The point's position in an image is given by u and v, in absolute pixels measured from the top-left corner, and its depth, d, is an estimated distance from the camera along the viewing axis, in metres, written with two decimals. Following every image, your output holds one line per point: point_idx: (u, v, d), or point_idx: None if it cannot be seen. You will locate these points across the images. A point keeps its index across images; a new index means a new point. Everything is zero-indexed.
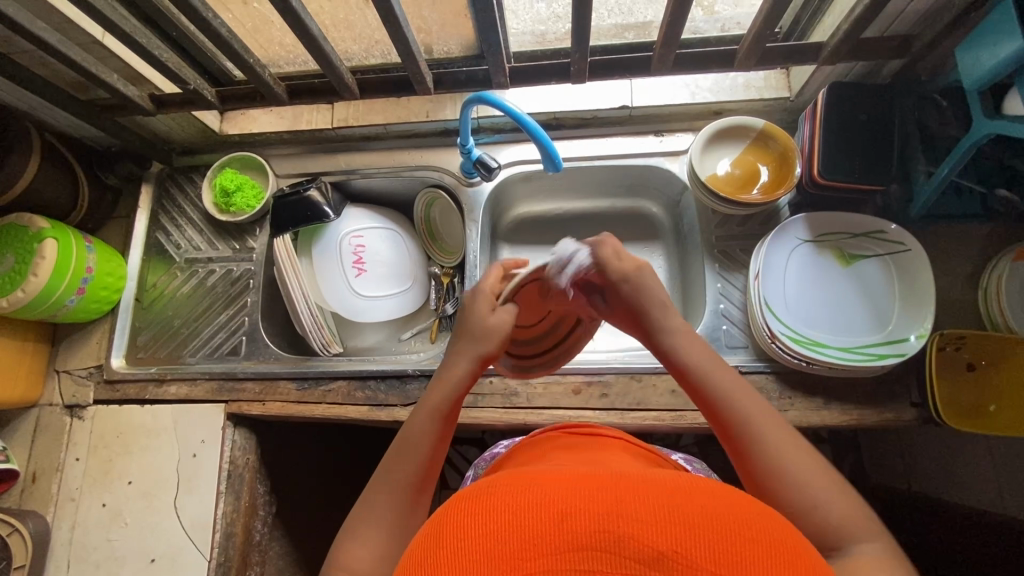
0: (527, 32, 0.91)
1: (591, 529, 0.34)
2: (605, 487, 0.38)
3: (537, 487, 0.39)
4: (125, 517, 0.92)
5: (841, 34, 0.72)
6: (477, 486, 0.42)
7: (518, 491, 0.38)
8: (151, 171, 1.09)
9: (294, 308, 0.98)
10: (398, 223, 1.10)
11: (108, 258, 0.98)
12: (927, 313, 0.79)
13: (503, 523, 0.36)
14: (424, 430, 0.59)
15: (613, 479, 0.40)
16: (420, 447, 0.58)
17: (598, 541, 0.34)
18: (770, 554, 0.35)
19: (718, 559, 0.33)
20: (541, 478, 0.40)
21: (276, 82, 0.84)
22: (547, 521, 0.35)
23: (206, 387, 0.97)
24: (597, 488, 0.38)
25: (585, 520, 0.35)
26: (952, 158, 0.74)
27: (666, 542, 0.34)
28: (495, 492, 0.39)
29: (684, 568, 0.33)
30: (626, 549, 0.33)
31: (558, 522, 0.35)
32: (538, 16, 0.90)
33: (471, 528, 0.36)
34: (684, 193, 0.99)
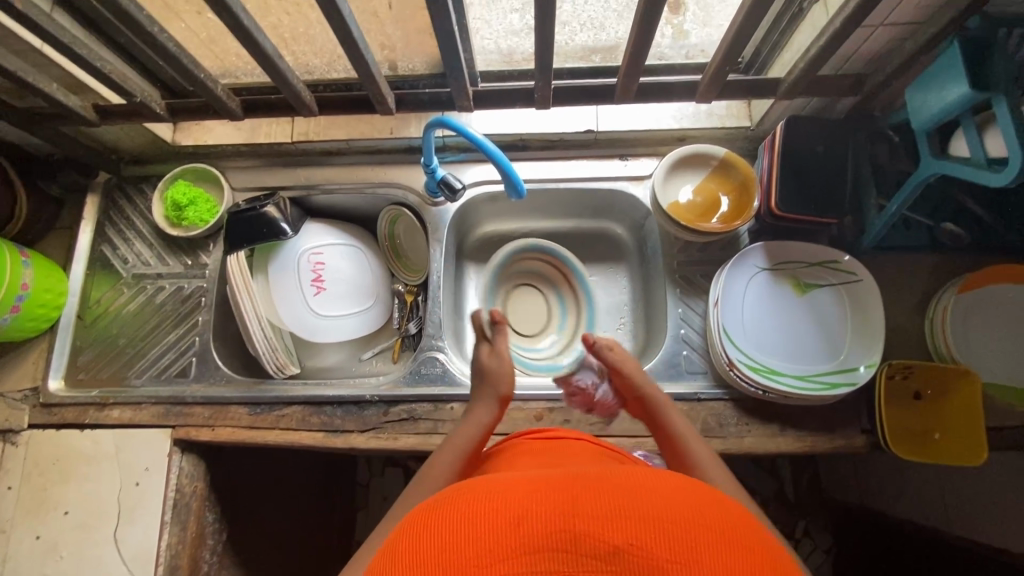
0: (500, 45, 0.90)
1: (549, 530, 0.36)
2: (561, 488, 0.40)
3: (493, 497, 0.40)
4: (61, 550, 0.87)
5: (799, 71, 0.73)
6: (439, 498, 0.43)
7: (477, 501, 0.40)
8: (97, 181, 1.04)
9: (247, 330, 0.94)
10: (361, 240, 1.07)
11: (47, 273, 0.93)
12: (877, 345, 0.81)
13: (463, 535, 0.38)
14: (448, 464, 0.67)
15: (568, 480, 0.41)
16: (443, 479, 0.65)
17: (552, 542, 0.36)
18: (720, 538, 0.37)
19: (664, 547, 0.36)
20: (501, 488, 0.42)
21: (229, 97, 0.80)
22: (505, 526, 0.37)
23: (152, 412, 0.92)
24: (550, 488, 0.40)
25: (542, 522, 0.37)
26: (902, 194, 0.77)
27: (617, 535, 0.36)
28: (452, 504, 0.41)
29: (638, 560, 0.35)
30: (583, 547, 0.35)
31: (514, 526, 0.37)
32: (511, 27, 0.89)
33: (431, 540, 0.38)
34: (648, 218, 0.99)
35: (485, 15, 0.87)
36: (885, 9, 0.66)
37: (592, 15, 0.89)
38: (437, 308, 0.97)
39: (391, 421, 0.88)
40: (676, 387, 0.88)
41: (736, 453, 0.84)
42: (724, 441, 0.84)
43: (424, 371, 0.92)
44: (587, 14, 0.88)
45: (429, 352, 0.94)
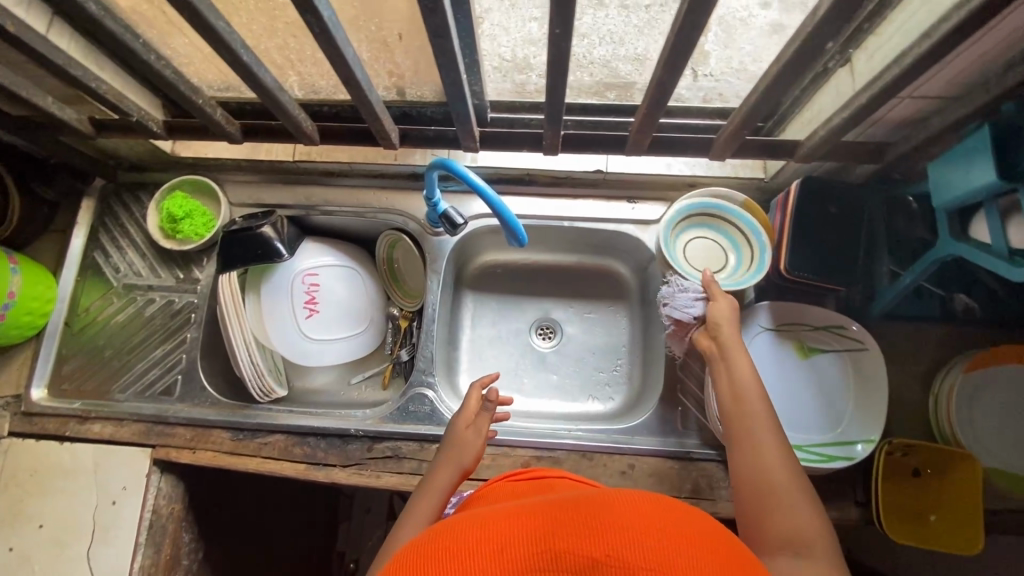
0: (514, 54, 0.77)
1: (525, 553, 0.35)
2: (535, 512, 0.39)
3: (472, 527, 0.39)
4: (33, 565, 0.86)
5: (819, 138, 0.70)
6: (423, 535, 0.42)
7: (456, 532, 0.39)
8: (94, 185, 1.02)
9: (235, 355, 0.92)
10: (358, 262, 1.05)
11: (36, 280, 0.92)
12: (878, 421, 0.79)
13: (440, 567, 0.36)
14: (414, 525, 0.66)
15: (542, 506, 0.40)
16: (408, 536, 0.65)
17: (533, 562, 0.35)
18: (698, 547, 0.36)
19: (641, 554, 0.34)
20: (475, 521, 0.41)
21: (229, 121, 0.78)
22: (483, 557, 0.36)
23: (133, 430, 0.91)
24: (531, 513, 0.39)
25: (519, 546, 0.36)
26: (918, 267, 0.74)
27: (599, 548, 0.35)
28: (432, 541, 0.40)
29: (617, 570, 0.33)
30: (559, 563, 0.34)
31: (494, 554, 0.36)
32: (529, 35, 0.75)
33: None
34: (653, 263, 0.97)
35: (504, 23, 0.73)
36: (915, 83, 0.63)
37: (612, 29, 0.76)
38: (429, 342, 0.94)
39: (374, 458, 0.86)
40: (668, 443, 0.86)
41: (725, 517, 0.82)
42: (713, 504, 0.82)
43: (412, 408, 0.89)
44: (607, 28, 0.76)
45: (417, 388, 0.91)
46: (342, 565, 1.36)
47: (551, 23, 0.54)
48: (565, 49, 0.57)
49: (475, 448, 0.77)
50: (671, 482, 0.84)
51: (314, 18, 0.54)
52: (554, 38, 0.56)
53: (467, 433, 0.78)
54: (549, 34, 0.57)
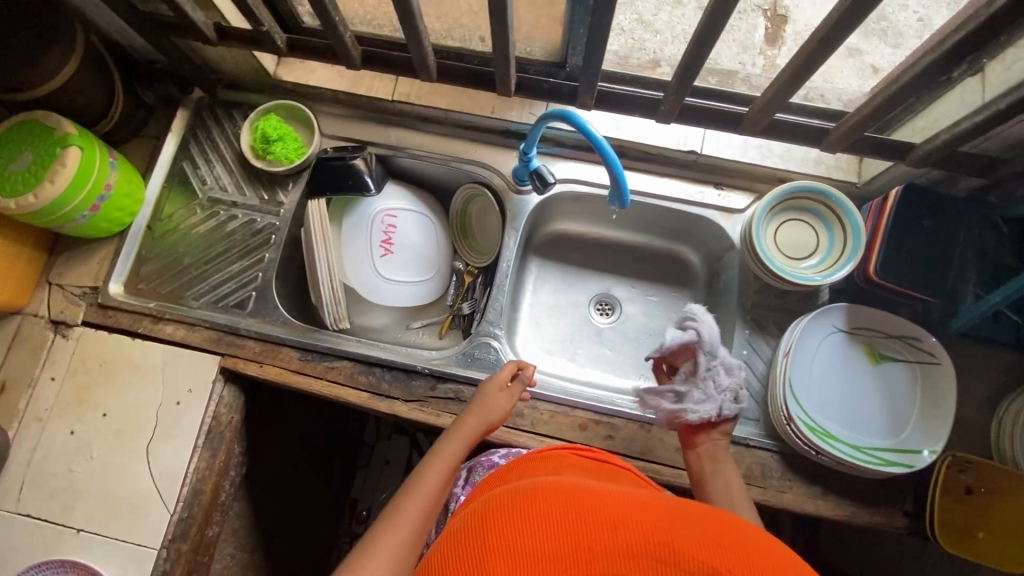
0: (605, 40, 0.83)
1: (647, 541, 0.39)
2: (655, 511, 0.43)
3: (592, 500, 0.44)
4: (92, 450, 0.88)
5: (938, 142, 0.70)
6: (532, 489, 0.47)
7: (572, 500, 0.44)
8: (190, 97, 1.04)
9: (314, 277, 0.95)
10: (433, 211, 1.07)
11: (129, 178, 0.94)
12: (942, 432, 0.80)
13: (562, 522, 0.41)
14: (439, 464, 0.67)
15: (658, 506, 0.44)
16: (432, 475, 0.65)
17: (654, 551, 0.38)
18: None
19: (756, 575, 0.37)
20: (592, 494, 0.45)
21: (353, 45, 0.80)
22: (605, 527, 0.40)
23: (203, 336, 0.92)
24: (650, 507, 0.43)
25: (641, 534, 0.40)
26: (1009, 287, 0.74)
27: (715, 559, 0.38)
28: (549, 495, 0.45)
29: None
30: (680, 561, 0.38)
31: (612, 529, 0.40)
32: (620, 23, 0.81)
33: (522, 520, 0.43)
34: (730, 252, 0.97)
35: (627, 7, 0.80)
36: None
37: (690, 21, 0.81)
38: (500, 296, 0.96)
39: (436, 397, 0.88)
40: None
41: (773, 506, 0.83)
42: (763, 491, 0.83)
43: (477, 355, 0.91)
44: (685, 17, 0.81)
45: (484, 338, 0.93)
46: (355, 513, 1.33)
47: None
48: (728, 8, 0.58)
49: (504, 409, 0.77)
50: None
51: None
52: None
53: (499, 397, 0.78)
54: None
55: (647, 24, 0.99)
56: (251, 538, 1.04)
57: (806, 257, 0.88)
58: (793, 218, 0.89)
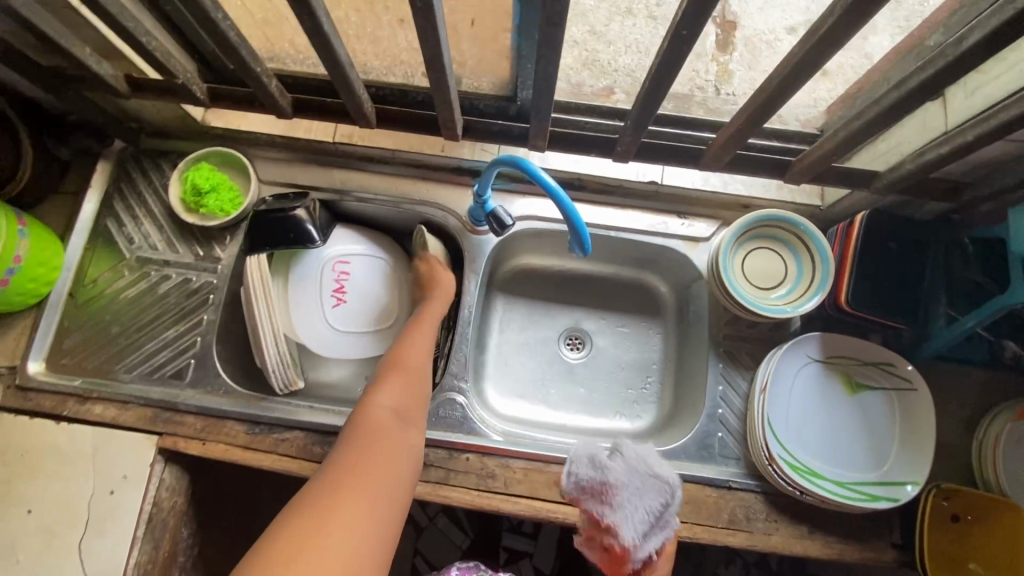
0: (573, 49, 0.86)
1: None
2: None
3: None
4: (16, 554, 0.79)
5: (903, 172, 0.68)
6: None
7: None
8: (111, 148, 0.95)
9: (259, 340, 0.88)
10: (391, 252, 0.98)
11: (42, 245, 0.85)
12: (926, 461, 0.78)
13: None
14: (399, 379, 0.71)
15: None
16: (398, 389, 0.70)
17: None
18: None
19: None
20: None
21: (281, 94, 0.73)
22: None
23: (138, 414, 0.84)
24: None
25: None
26: (981, 312, 0.73)
27: None
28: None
29: None
30: None
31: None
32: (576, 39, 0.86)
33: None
34: (697, 282, 0.94)
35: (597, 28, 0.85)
36: None
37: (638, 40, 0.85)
38: (463, 345, 0.90)
39: None
40: (707, 470, 0.83)
41: (761, 550, 0.80)
42: (749, 536, 0.80)
43: (442, 412, 0.85)
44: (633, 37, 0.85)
45: (448, 393, 0.87)
46: None
47: (679, 23, 0.50)
48: (684, 51, 0.54)
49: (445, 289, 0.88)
50: (709, 511, 0.81)
51: None
52: (674, 40, 0.52)
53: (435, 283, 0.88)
54: (668, 35, 0.53)
55: None
56: None
57: (776, 285, 0.85)
58: (762, 247, 0.86)
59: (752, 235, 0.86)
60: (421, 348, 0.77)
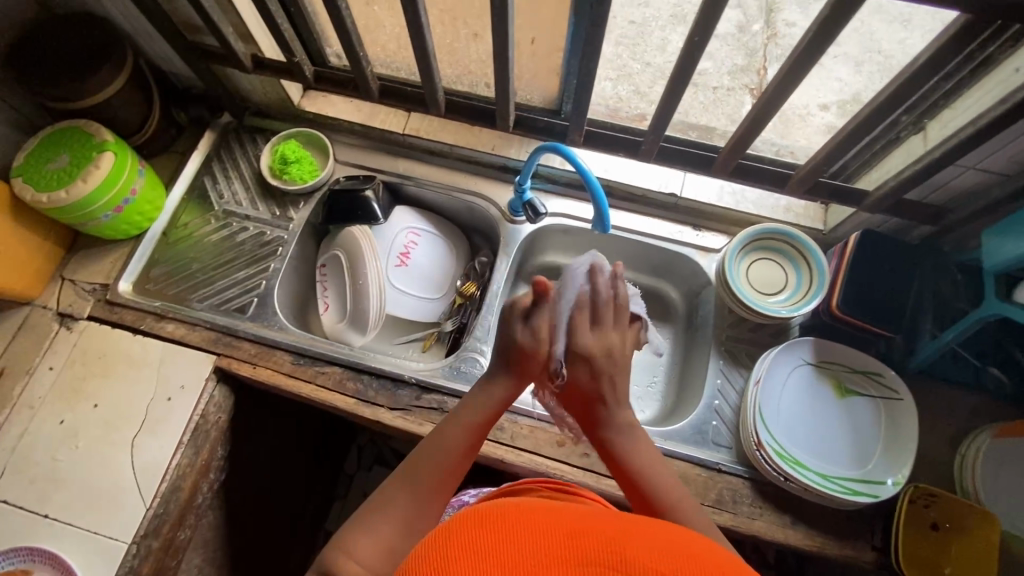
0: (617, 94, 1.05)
1: None
2: None
3: None
4: (78, 440, 0.90)
5: (887, 189, 0.79)
6: None
7: None
8: (218, 120, 1.14)
9: (359, 301, 1.02)
10: (443, 229, 1.12)
11: (152, 187, 1.02)
12: (906, 463, 0.83)
13: None
14: (456, 437, 0.66)
15: None
16: (451, 449, 0.65)
17: None
18: None
19: None
20: None
21: (372, 79, 0.92)
22: None
23: (203, 336, 0.96)
24: None
25: None
26: (958, 326, 0.80)
27: None
28: (513, 509, 0.39)
29: None
30: None
31: (570, 539, 0.36)
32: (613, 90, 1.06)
33: (493, 542, 0.36)
34: (706, 288, 1.03)
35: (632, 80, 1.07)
36: (981, 153, 0.73)
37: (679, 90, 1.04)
38: (489, 314, 1.01)
39: (421, 406, 0.91)
40: (699, 452, 0.89)
41: (744, 533, 0.84)
42: (733, 517, 0.85)
43: (463, 368, 0.95)
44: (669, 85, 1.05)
45: (471, 353, 0.98)
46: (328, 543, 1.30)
47: (693, 33, 0.68)
48: (696, 56, 0.70)
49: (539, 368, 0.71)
50: (697, 488, 0.86)
51: None
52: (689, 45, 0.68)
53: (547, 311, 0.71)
54: (684, 43, 0.70)
55: (646, 97, 1.13)
56: (218, 550, 1.02)
57: (776, 292, 0.95)
58: (765, 258, 0.97)
59: (756, 246, 0.97)
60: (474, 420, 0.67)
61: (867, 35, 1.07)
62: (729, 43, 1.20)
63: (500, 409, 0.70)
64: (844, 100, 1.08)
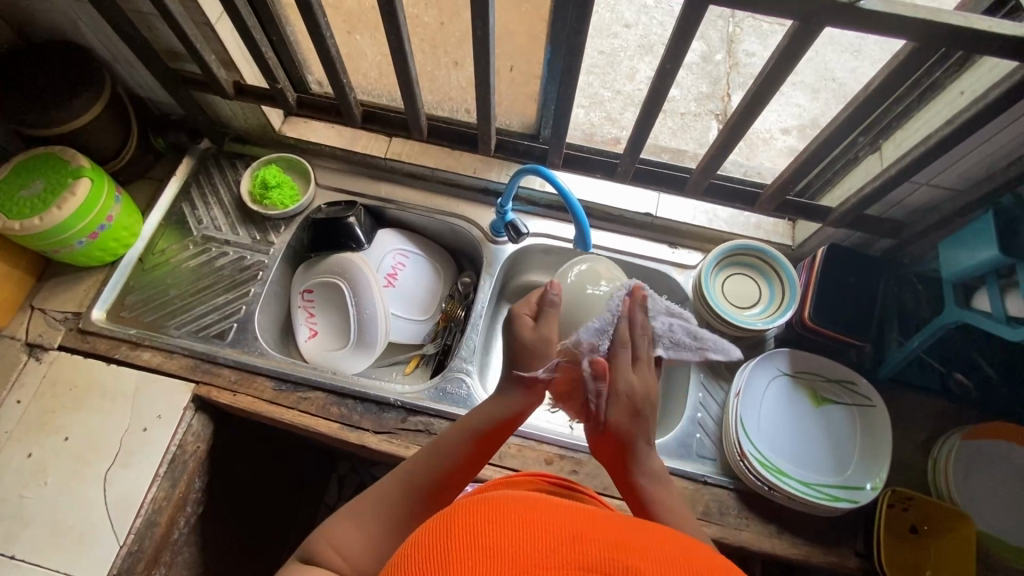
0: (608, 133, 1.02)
1: None
2: None
3: None
4: (47, 475, 0.86)
5: (850, 205, 0.84)
6: None
7: None
8: (198, 146, 1.13)
9: (364, 330, 1.03)
10: (426, 251, 1.13)
11: (129, 213, 1.00)
12: (882, 468, 0.86)
13: None
14: (457, 443, 0.64)
15: None
16: (450, 454, 0.63)
17: None
18: None
19: None
20: None
21: (355, 105, 0.94)
22: None
23: (180, 363, 0.94)
24: None
25: None
26: (923, 333, 0.84)
27: None
28: (512, 504, 0.39)
29: None
30: None
31: (569, 542, 0.36)
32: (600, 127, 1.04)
33: (490, 538, 0.35)
34: (684, 304, 1.06)
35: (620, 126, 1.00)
36: (932, 171, 0.79)
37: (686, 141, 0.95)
38: (474, 335, 1.02)
39: (407, 429, 0.90)
40: (684, 465, 0.91)
41: (731, 545, 0.85)
42: (721, 529, 0.86)
43: (449, 389, 0.95)
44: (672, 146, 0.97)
45: (456, 373, 0.98)
46: None
47: (665, 60, 0.71)
48: (669, 81, 0.74)
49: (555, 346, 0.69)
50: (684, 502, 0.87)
51: (480, 22, 0.71)
52: (661, 70, 0.72)
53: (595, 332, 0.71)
54: (656, 69, 0.74)
55: (617, 122, 1.18)
56: None
57: (751, 305, 0.98)
58: (738, 273, 1.00)
59: (730, 261, 1.00)
60: (481, 426, 0.65)
61: (822, 64, 1.09)
62: (694, 72, 1.25)
63: (511, 419, 0.67)
64: (803, 125, 1.14)
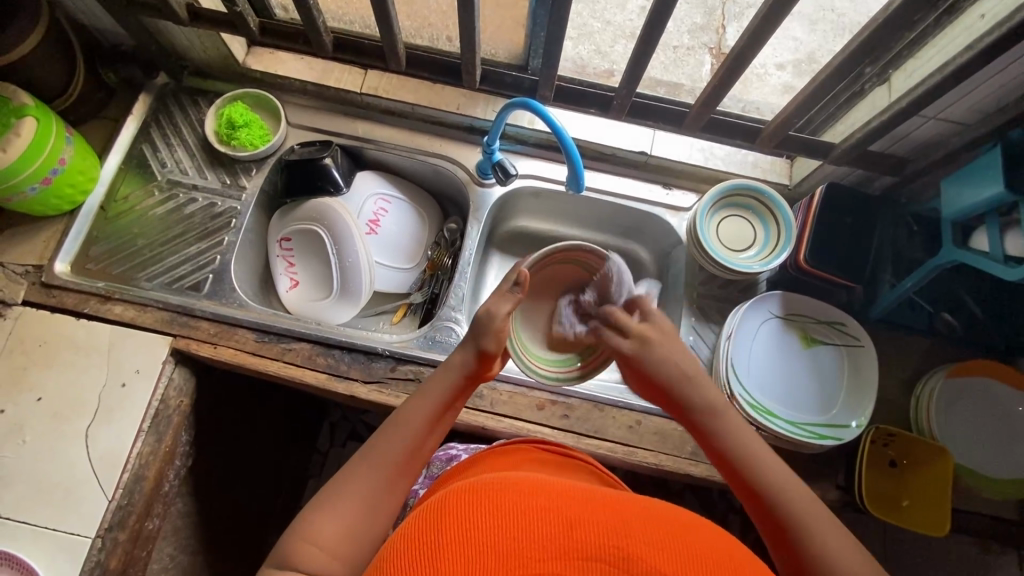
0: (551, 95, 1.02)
1: None
2: None
3: None
4: (24, 434, 0.83)
5: (854, 140, 0.81)
6: None
7: None
8: (153, 82, 1.04)
9: (347, 279, 0.99)
10: (409, 195, 1.07)
11: (84, 155, 0.92)
12: (867, 406, 0.87)
13: None
14: (422, 414, 0.62)
15: None
16: (417, 427, 0.61)
17: None
18: None
19: None
20: None
21: (324, 32, 0.85)
22: None
23: (155, 316, 0.90)
24: None
25: None
26: (916, 275, 0.83)
27: None
28: (510, 492, 0.38)
29: None
30: None
31: (568, 530, 0.35)
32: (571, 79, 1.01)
33: (483, 527, 0.35)
34: (677, 247, 1.03)
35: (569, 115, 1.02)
36: (943, 103, 0.75)
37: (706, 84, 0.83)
38: (462, 283, 0.99)
39: (396, 378, 0.88)
40: None
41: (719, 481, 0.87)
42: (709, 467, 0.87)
43: (438, 338, 0.93)
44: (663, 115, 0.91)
45: (445, 322, 0.95)
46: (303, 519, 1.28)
47: None
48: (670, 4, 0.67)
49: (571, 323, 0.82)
50: (674, 443, 0.88)
51: None
52: None
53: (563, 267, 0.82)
54: None
55: (607, 56, 1.10)
56: (189, 536, 0.99)
57: (746, 248, 0.96)
58: (733, 215, 0.97)
59: (724, 202, 0.97)
60: (441, 388, 0.65)
61: None
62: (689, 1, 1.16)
63: (469, 382, 0.66)
64: (799, 59, 1.07)
